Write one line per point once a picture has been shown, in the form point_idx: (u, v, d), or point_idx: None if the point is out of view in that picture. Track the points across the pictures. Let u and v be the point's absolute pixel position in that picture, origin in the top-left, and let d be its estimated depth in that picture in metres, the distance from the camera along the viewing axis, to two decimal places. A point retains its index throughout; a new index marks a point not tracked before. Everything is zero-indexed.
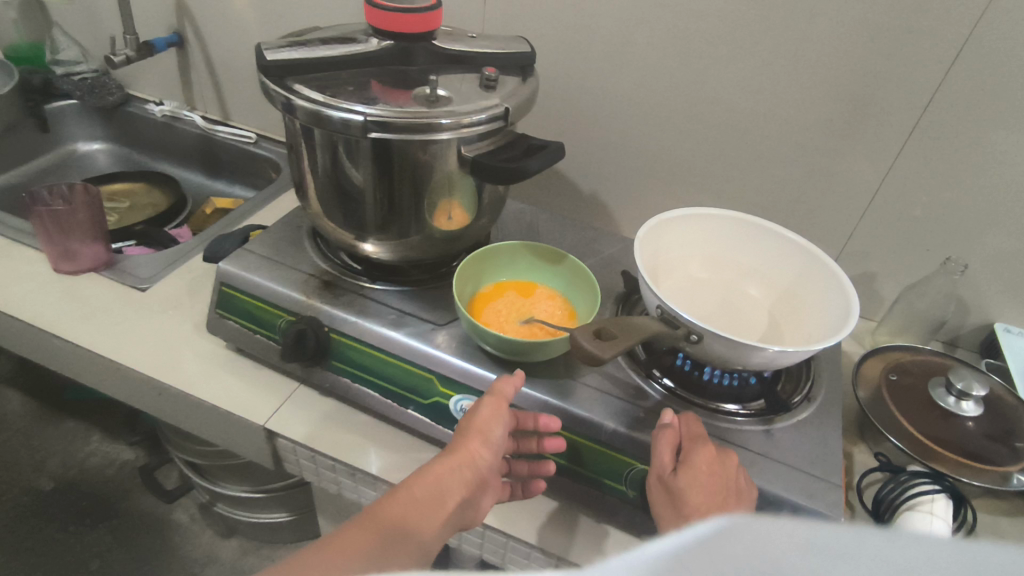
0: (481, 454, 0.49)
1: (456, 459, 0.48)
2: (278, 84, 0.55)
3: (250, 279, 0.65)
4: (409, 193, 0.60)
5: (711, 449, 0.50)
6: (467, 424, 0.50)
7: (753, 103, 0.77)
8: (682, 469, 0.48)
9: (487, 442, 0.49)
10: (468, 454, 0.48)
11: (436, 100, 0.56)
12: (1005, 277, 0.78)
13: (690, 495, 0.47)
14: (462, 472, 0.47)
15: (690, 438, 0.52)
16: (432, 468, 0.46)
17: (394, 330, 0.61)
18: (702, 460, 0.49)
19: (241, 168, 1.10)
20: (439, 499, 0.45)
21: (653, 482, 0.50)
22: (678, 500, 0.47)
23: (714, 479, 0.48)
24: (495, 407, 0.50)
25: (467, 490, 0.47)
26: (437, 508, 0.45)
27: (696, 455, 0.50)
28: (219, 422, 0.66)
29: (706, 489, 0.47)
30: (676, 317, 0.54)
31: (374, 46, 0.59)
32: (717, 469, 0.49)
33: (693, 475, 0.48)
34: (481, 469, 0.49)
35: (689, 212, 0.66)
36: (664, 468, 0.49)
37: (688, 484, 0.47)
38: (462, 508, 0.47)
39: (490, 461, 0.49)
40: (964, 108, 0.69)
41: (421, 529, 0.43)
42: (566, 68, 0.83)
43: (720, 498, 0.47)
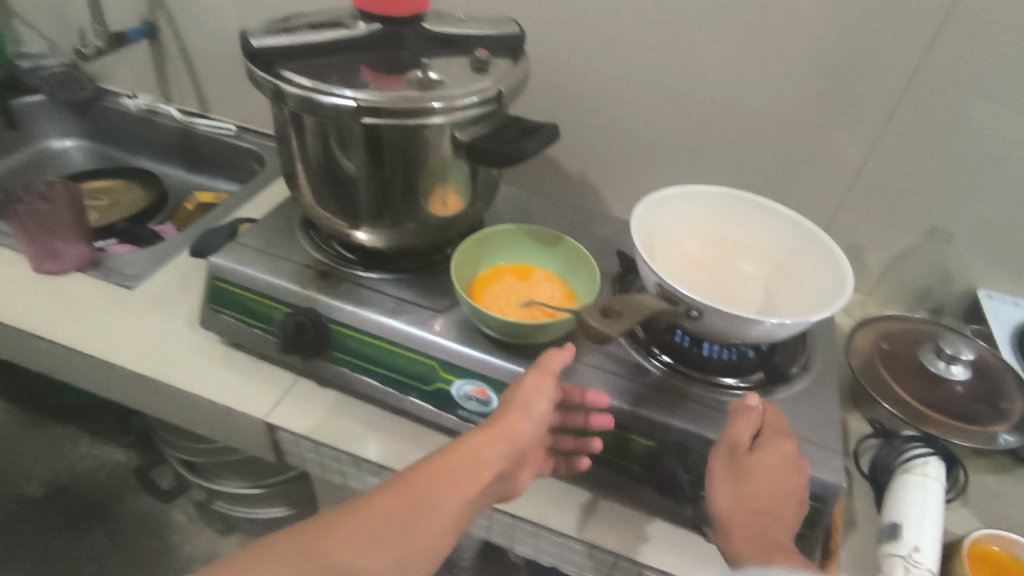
0: (521, 427, 0.49)
1: (495, 432, 0.48)
2: (264, 70, 0.54)
3: (244, 272, 0.64)
4: (404, 179, 0.59)
5: (791, 448, 0.51)
6: (511, 398, 0.51)
7: (740, 80, 0.77)
8: (754, 454, 0.50)
9: (529, 417, 0.50)
10: (508, 428, 0.49)
11: (427, 84, 0.55)
12: (989, 244, 0.79)
13: (753, 484, 0.49)
14: (500, 445, 0.48)
15: (773, 429, 0.52)
16: (471, 441, 0.47)
17: (393, 318, 0.61)
18: (776, 455, 0.50)
19: (224, 161, 1.08)
20: (476, 471, 0.46)
21: (721, 452, 0.51)
22: (737, 482, 0.49)
23: (783, 476, 0.49)
24: (537, 383, 0.51)
25: (505, 463, 0.48)
26: (472, 480, 0.46)
27: (774, 447, 0.51)
28: (218, 418, 0.65)
29: (770, 484, 0.48)
30: (674, 293, 0.54)
31: (362, 31, 0.58)
32: (789, 467, 0.50)
33: (764, 465, 0.49)
34: (520, 442, 0.49)
35: (683, 189, 0.66)
36: (738, 444, 0.51)
37: (755, 470, 0.49)
38: (499, 479, 0.48)
39: (530, 434, 0.50)
40: (945, 80, 0.70)
41: (451, 501, 0.45)
42: (552, 49, 0.83)
43: (777, 496, 0.48)
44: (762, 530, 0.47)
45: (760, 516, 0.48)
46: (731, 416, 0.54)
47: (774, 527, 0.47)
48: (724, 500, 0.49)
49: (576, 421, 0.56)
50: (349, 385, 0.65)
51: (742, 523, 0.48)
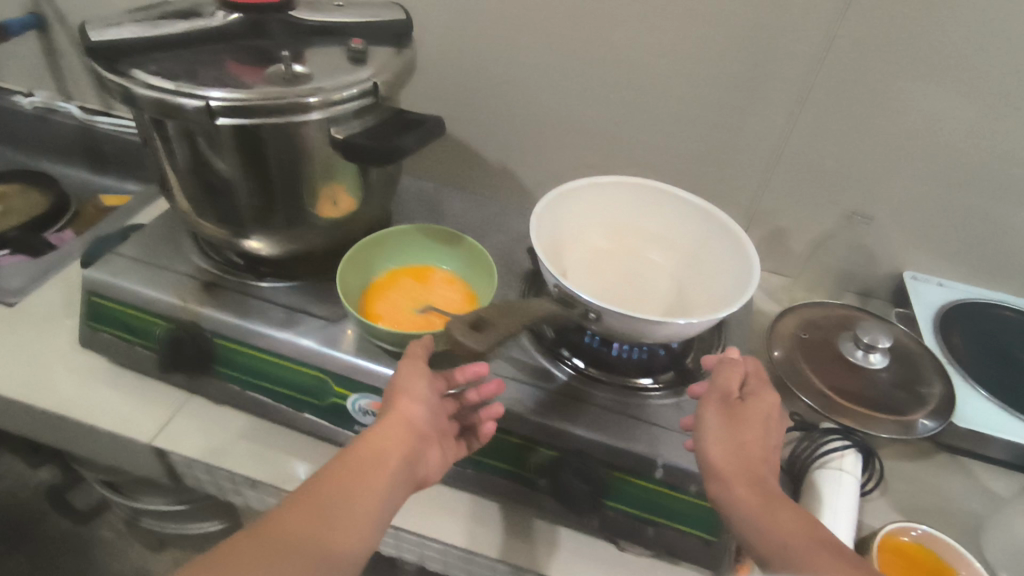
0: (412, 411, 0.47)
1: (387, 422, 0.46)
2: (109, 69, 0.49)
3: (119, 286, 0.59)
4: (284, 181, 0.54)
5: (777, 399, 0.50)
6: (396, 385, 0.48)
7: (653, 61, 0.73)
8: (748, 401, 0.49)
9: (415, 399, 0.47)
10: (400, 413, 0.47)
11: (294, 77, 0.50)
12: (912, 225, 0.78)
13: (749, 432, 0.47)
14: (398, 432, 0.46)
15: (759, 380, 0.51)
16: (366, 438, 0.45)
17: (283, 330, 0.57)
18: (766, 405, 0.49)
19: (130, 161, 1.01)
20: (378, 462, 0.44)
21: (716, 401, 0.49)
22: (734, 429, 0.47)
23: (770, 427, 0.48)
24: (415, 363, 0.48)
25: (409, 447, 0.46)
26: (377, 472, 0.44)
27: (763, 396, 0.50)
28: (103, 443, 0.61)
29: (763, 434, 0.47)
30: (571, 294, 0.51)
31: (219, 20, 0.53)
32: (772, 419, 0.49)
33: (758, 414, 0.48)
34: (417, 425, 0.47)
35: (585, 180, 0.61)
36: (730, 391, 0.49)
37: (749, 420, 0.48)
38: (408, 464, 0.46)
39: (427, 412, 0.48)
40: (856, 56, 0.68)
41: (358, 501, 0.43)
42: (458, 32, 0.77)
43: (767, 443, 0.47)
44: (757, 476, 0.45)
45: (756, 465, 0.46)
46: (714, 367, 0.52)
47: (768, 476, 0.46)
48: (723, 448, 0.46)
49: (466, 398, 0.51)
50: (243, 402, 0.61)
51: (739, 474, 0.45)
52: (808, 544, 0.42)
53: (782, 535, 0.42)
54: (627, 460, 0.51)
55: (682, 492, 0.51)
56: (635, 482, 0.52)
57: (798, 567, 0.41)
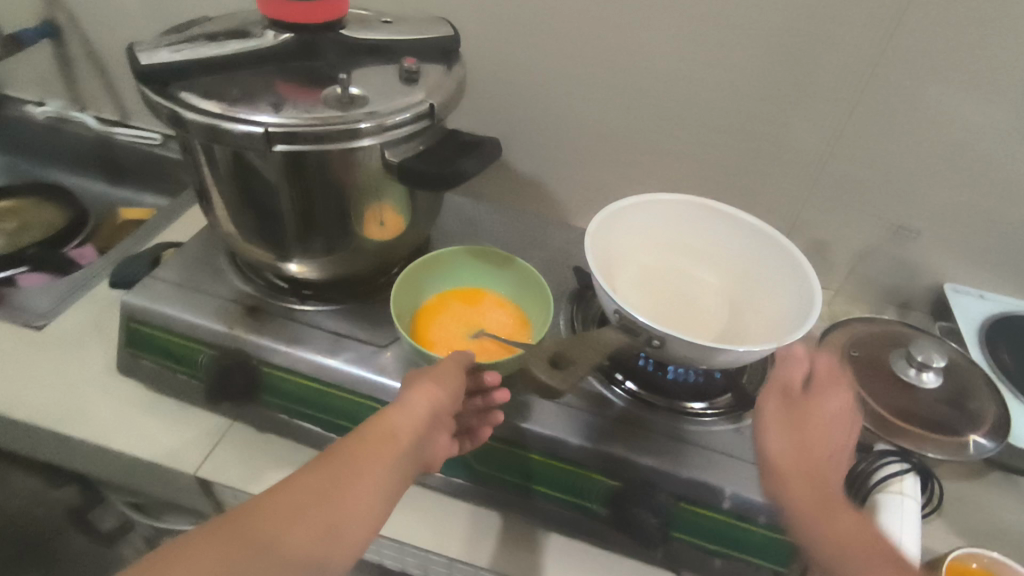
0: (433, 399, 0.45)
1: (405, 404, 0.44)
2: (159, 93, 0.47)
3: (162, 312, 0.58)
4: (334, 205, 0.53)
5: (843, 396, 0.48)
6: (422, 373, 0.47)
7: (691, 72, 0.72)
8: (811, 396, 0.47)
9: (439, 387, 0.46)
10: (419, 398, 0.45)
11: (351, 100, 0.49)
12: (955, 237, 0.76)
13: (811, 428, 0.46)
14: (415, 417, 0.44)
15: (829, 375, 0.49)
16: (380, 416, 0.43)
17: (332, 357, 0.56)
18: (831, 402, 0.47)
19: (147, 172, 0.99)
20: (388, 442, 0.42)
21: (779, 393, 0.47)
22: (793, 423, 0.46)
23: (835, 425, 0.47)
24: (451, 362, 0.47)
25: (421, 434, 0.44)
26: (385, 452, 0.42)
27: (828, 393, 0.48)
28: (144, 474, 0.59)
29: (825, 431, 0.46)
30: (635, 322, 0.50)
31: (270, 41, 0.51)
32: (836, 416, 0.47)
33: (821, 412, 0.46)
34: (434, 413, 0.45)
35: (637, 199, 0.60)
36: (794, 384, 0.48)
37: (808, 417, 0.46)
38: (417, 451, 0.44)
39: (445, 402, 0.46)
40: (902, 67, 0.66)
41: (364, 480, 0.40)
42: (491, 43, 0.75)
43: (829, 440, 0.46)
44: (816, 474, 0.44)
45: (815, 461, 0.44)
46: (778, 361, 0.50)
47: (829, 477, 0.44)
48: (781, 440, 0.45)
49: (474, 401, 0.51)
50: (288, 428, 0.59)
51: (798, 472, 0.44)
52: (864, 551, 0.40)
53: (840, 542, 0.41)
54: (692, 489, 0.50)
55: (751, 523, 0.50)
56: (701, 512, 0.50)
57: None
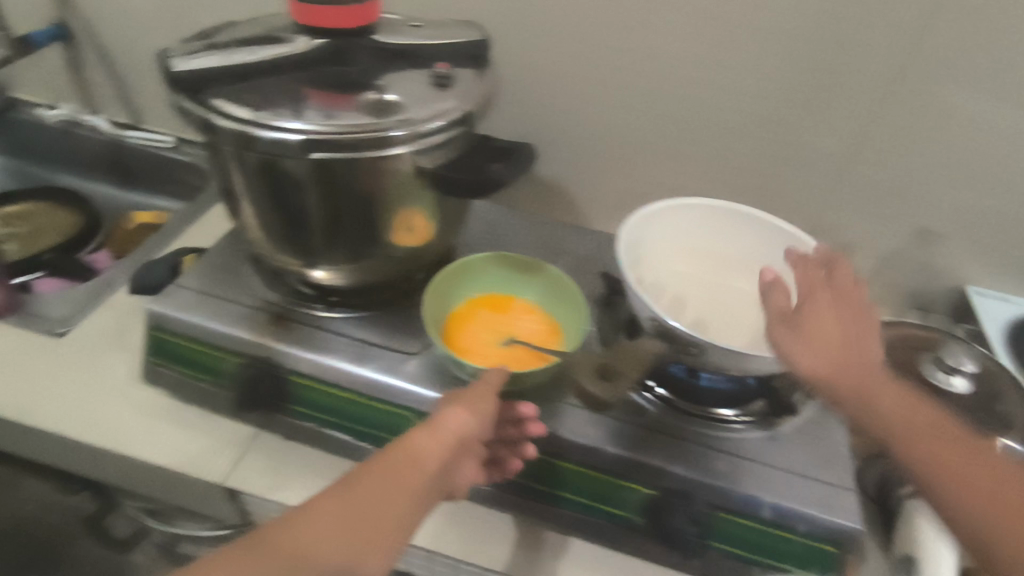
0: (464, 422, 0.44)
1: (435, 426, 0.43)
2: (193, 99, 0.47)
3: (188, 320, 0.57)
4: (364, 212, 0.52)
5: (830, 293, 0.46)
6: (454, 395, 0.46)
7: (716, 75, 0.71)
8: (810, 308, 0.45)
9: (470, 412, 0.44)
10: (449, 421, 0.43)
11: (386, 107, 0.48)
12: (979, 240, 0.76)
13: (830, 333, 0.43)
14: (445, 441, 0.43)
15: (804, 275, 0.48)
16: (408, 436, 0.42)
17: (361, 365, 0.55)
18: (828, 303, 0.45)
19: (160, 176, 0.98)
20: (415, 465, 0.41)
21: (778, 321, 0.44)
22: (809, 335, 0.43)
23: (845, 322, 0.44)
24: (485, 386, 0.46)
25: (448, 460, 0.43)
26: (413, 475, 0.40)
27: (818, 299, 0.45)
28: (170, 484, 0.58)
29: (843, 333, 0.43)
30: (672, 331, 0.50)
31: (302, 45, 0.50)
32: (838, 298, 0.46)
33: (825, 317, 0.44)
34: (463, 438, 0.44)
35: (667, 203, 0.61)
36: (784, 307, 0.45)
37: (814, 319, 0.44)
38: (443, 476, 0.42)
39: (475, 427, 0.45)
40: (928, 69, 0.66)
41: (390, 505, 0.39)
42: (512, 46, 0.75)
43: (851, 338, 0.43)
44: (863, 379, 0.42)
45: (848, 359, 0.42)
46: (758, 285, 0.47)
47: (869, 376, 0.42)
48: (814, 358, 0.42)
49: (507, 430, 0.50)
50: (315, 437, 0.58)
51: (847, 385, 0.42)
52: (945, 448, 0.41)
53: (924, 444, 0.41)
54: (729, 498, 0.50)
55: (790, 531, 0.49)
56: (739, 520, 0.50)
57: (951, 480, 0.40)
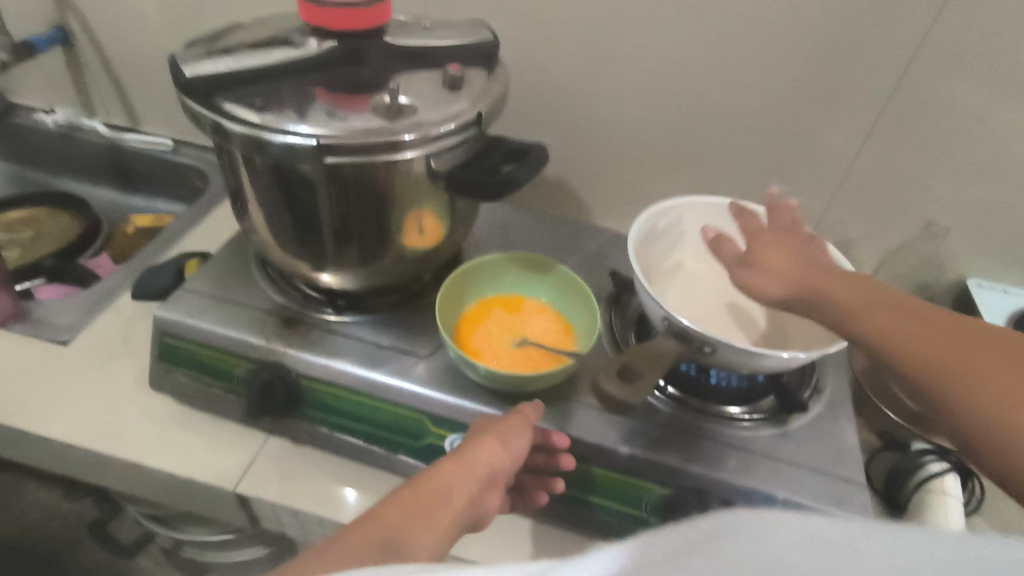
0: (497, 455, 0.45)
1: (468, 457, 0.44)
2: (201, 103, 0.47)
3: (197, 327, 0.57)
4: (375, 214, 0.52)
5: (772, 236, 0.52)
6: (485, 429, 0.47)
7: (722, 72, 0.71)
8: (755, 249, 0.51)
9: (504, 445, 0.46)
10: (481, 453, 0.45)
11: (399, 110, 0.48)
12: (981, 233, 0.77)
13: (775, 262, 0.49)
14: (479, 472, 0.43)
15: (747, 227, 0.54)
16: (441, 467, 0.43)
17: (373, 369, 0.55)
18: (769, 242, 0.51)
19: (161, 179, 0.97)
20: (449, 495, 0.41)
21: (731, 266, 0.51)
22: (761, 265, 0.49)
23: (788, 254, 0.50)
24: (517, 421, 0.48)
25: (479, 489, 0.43)
26: (447, 504, 0.41)
27: (762, 241, 0.52)
28: (182, 491, 0.57)
29: (784, 257, 0.50)
30: (686, 330, 0.50)
31: (314, 49, 0.50)
32: (781, 235, 0.53)
33: (767, 252, 0.50)
34: (494, 470, 0.45)
35: (677, 201, 0.60)
36: (734, 255, 0.52)
37: (762, 254, 0.50)
38: (473, 508, 0.43)
39: (504, 461, 0.46)
40: (935, 65, 0.66)
41: (429, 530, 0.38)
42: (518, 44, 0.75)
43: (797, 260, 0.49)
44: (815, 284, 0.46)
45: (795, 273, 0.48)
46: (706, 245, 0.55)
47: (819, 280, 0.46)
48: (770, 283, 0.48)
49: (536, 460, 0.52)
50: (328, 441, 0.58)
51: (803, 294, 0.46)
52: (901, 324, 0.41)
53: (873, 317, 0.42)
54: (743, 495, 0.50)
55: None
56: None
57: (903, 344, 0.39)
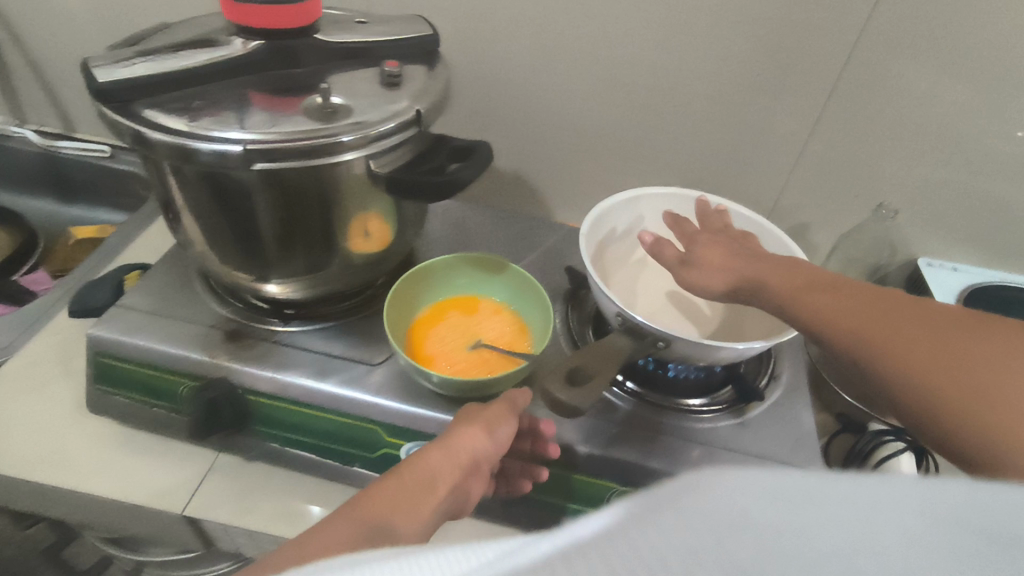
0: (480, 443, 0.44)
1: (449, 444, 0.43)
2: (121, 112, 0.44)
3: (136, 344, 0.54)
4: (317, 221, 0.50)
5: (707, 235, 0.53)
6: (469, 415, 0.46)
7: (673, 62, 0.70)
8: (694, 249, 0.52)
9: (487, 433, 0.45)
10: (463, 440, 0.43)
11: (333, 110, 0.46)
12: (930, 212, 0.78)
13: (715, 257, 0.50)
14: (461, 461, 0.42)
15: (681, 229, 0.56)
16: (422, 455, 0.42)
17: (322, 380, 0.53)
18: (706, 240, 0.52)
19: (101, 187, 0.92)
20: (429, 481, 0.40)
21: (674, 265, 0.51)
22: (701, 263, 0.50)
23: (726, 248, 0.51)
24: (504, 408, 0.47)
25: (461, 477, 0.42)
26: (428, 492, 0.39)
27: (698, 241, 0.53)
28: (127, 517, 0.55)
29: (723, 252, 0.50)
30: (639, 326, 0.49)
31: (239, 49, 0.48)
32: (716, 234, 0.53)
33: (706, 249, 0.51)
34: (477, 458, 0.44)
35: (629, 195, 0.60)
36: (676, 254, 0.52)
37: (701, 252, 0.51)
38: (454, 496, 0.42)
39: (488, 448, 0.44)
40: (880, 52, 0.66)
41: (409, 521, 0.37)
42: (467, 38, 0.73)
43: (736, 253, 0.50)
44: (757, 276, 0.47)
45: (736, 264, 0.48)
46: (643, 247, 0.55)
47: (761, 272, 0.47)
48: (713, 279, 0.48)
49: (522, 446, 0.51)
50: (280, 456, 0.56)
51: (746, 284, 0.47)
52: (847, 297, 0.41)
53: (815, 297, 0.43)
54: None
55: None
56: None
57: (850, 316, 0.40)
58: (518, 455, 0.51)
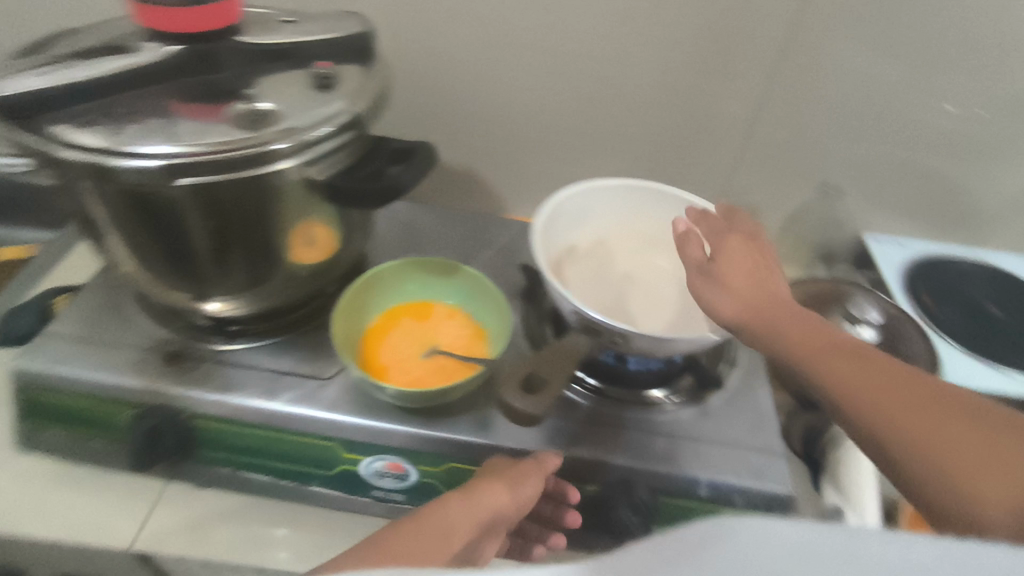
0: (503, 499, 0.43)
1: (473, 494, 0.42)
2: (27, 130, 0.41)
3: (66, 374, 0.51)
4: (252, 235, 0.47)
5: (739, 242, 0.49)
6: (497, 472, 0.45)
7: (614, 50, 0.70)
8: (718, 257, 0.48)
9: (511, 489, 0.43)
10: (489, 493, 0.42)
11: (262, 117, 0.43)
12: (870, 189, 0.80)
13: (735, 275, 0.46)
14: (481, 514, 0.41)
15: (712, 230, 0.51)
16: (443, 502, 0.41)
17: (271, 398, 0.51)
18: (736, 250, 0.48)
19: (23, 205, 0.87)
20: (449, 532, 0.39)
21: (694, 272, 0.47)
22: (723, 279, 0.45)
23: (753, 265, 0.47)
24: (532, 469, 0.45)
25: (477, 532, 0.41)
26: (445, 543, 0.38)
27: (727, 248, 0.48)
28: (68, 558, 0.51)
29: (746, 271, 0.46)
30: (595, 323, 0.48)
31: (152, 54, 0.44)
32: (744, 245, 0.49)
33: (732, 262, 0.47)
34: (496, 514, 0.42)
35: (583, 184, 0.60)
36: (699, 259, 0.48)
37: (724, 263, 0.47)
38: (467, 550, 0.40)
39: (510, 506, 0.43)
40: (813, 33, 0.67)
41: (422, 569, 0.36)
42: (403, 33, 0.70)
43: (758, 276, 0.46)
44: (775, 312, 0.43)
45: (758, 292, 0.45)
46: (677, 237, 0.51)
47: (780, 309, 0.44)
48: (729, 298, 0.45)
49: (542, 508, 0.52)
50: (233, 480, 0.54)
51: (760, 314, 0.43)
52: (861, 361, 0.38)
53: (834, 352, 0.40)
54: (667, 480, 0.50)
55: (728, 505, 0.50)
56: (675, 500, 0.50)
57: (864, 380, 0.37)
58: (537, 517, 0.52)
